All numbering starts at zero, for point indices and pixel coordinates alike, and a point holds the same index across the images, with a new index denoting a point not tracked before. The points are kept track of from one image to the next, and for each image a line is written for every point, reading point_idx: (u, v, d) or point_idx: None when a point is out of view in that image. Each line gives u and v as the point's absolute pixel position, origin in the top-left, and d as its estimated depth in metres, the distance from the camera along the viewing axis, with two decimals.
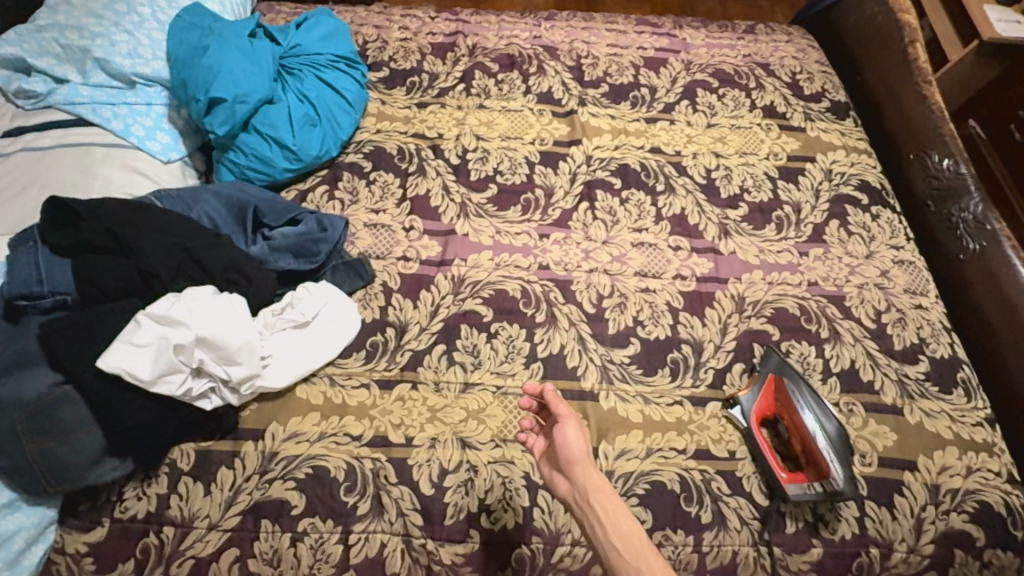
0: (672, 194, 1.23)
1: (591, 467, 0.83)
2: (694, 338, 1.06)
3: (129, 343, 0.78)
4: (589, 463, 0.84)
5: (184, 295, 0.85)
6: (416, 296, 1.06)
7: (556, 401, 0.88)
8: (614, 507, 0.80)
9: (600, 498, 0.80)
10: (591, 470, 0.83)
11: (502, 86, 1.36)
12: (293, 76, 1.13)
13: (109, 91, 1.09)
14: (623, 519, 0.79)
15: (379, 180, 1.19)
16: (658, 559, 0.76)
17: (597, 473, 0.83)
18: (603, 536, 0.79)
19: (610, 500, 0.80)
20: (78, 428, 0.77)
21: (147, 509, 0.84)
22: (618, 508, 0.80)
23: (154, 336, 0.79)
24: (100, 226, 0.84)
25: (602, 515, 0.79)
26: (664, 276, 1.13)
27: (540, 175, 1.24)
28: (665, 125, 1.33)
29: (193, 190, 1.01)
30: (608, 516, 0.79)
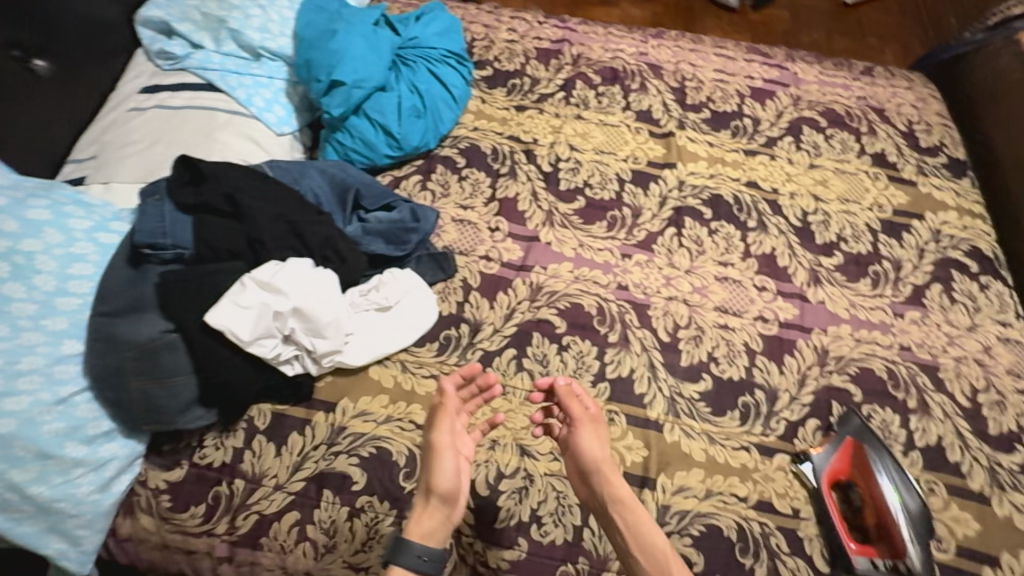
0: (763, 232, 1.19)
1: (610, 473, 0.85)
2: (769, 385, 1.02)
3: (235, 303, 0.83)
4: (610, 469, 0.86)
5: (286, 266, 0.89)
6: (493, 296, 1.07)
7: (567, 400, 0.92)
8: (636, 516, 0.84)
9: (621, 509, 0.84)
10: (612, 477, 0.85)
11: (602, 98, 1.35)
12: (407, 67, 1.16)
13: (238, 61, 1.16)
14: (650, 530, 0.83)
15: (470, 177, 1.21)
16: (676, 563, 0.82)
17: (618, 478, 0.86)
18: (623, 542, 0.83)
19: (629, 512, 0.83)
20: (177, 374, 0.82)
21: (223, 459, 0.89)
22: (638, 518, 0.83)
23: (257, 300, 0.84)
24: (221, 191, 0.90)
25: (622, 525, 0.83)
26: (746, 315, 1.09)
27: (629, 193, 1.22)
28: (765, 160, 1.29)
29: (301, 164, 1.05)
30: (628, 524, 0.83)
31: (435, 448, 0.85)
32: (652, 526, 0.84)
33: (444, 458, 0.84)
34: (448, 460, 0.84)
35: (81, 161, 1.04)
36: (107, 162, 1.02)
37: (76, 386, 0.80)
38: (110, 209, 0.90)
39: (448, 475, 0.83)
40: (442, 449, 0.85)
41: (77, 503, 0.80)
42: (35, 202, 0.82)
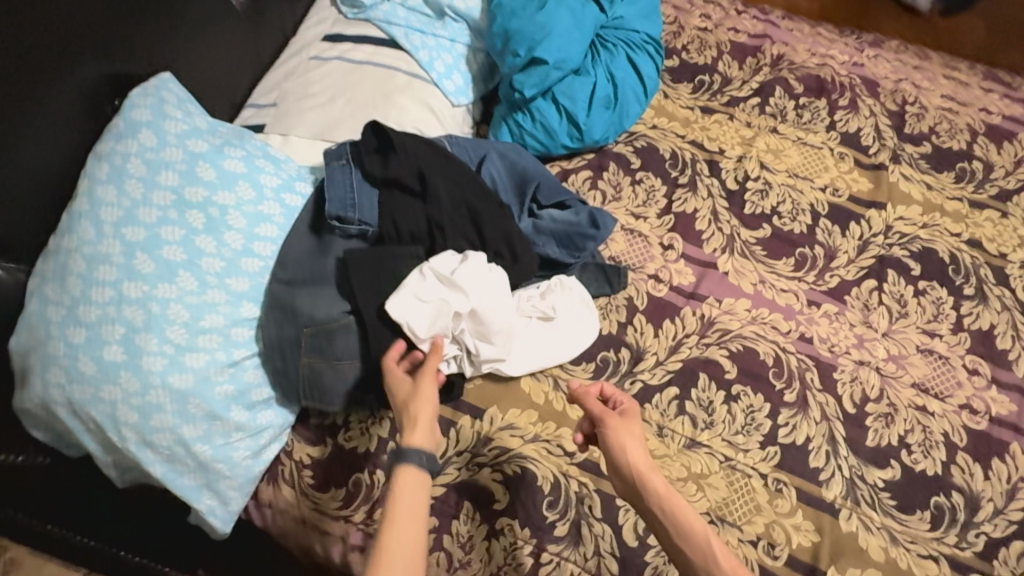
0: (982, 304, 1.01)
1: (643, 468, 0.74)
2: (969, 489, 0.88)
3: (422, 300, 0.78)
4: (643, 466, 0.74)
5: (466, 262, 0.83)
6: (659, 323, 0.97)
7: (585, 398, 0.81)
8: (677, 507, 0.71)
9: (660, 503, 0.72)
10: (647, 471, 0.74)
11: (802, 112, 1.18)
12: (607, 50, 1.04)
13: (422, 19, 1.09)
14: (691, 520, 0.70)
15: (645, 182, 1.09)
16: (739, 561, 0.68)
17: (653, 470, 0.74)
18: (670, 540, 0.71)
19: (676, 504, 0.71)
20: (346, 357, 0.79)
21: (367, 446, 0.85)
22: (686, 509, 0.71)
23: (440, 300, 0.79)
24: (411, 167, 0.84)
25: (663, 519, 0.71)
26: (950, 399, 0.94)
27: (823, 230, 1.06)
28: (994, 216, 1.09)
29: (480, 144, 0.97)
30: (671, 517, 0.71)
31: (427, 370, 0.74)
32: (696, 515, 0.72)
33: (429, 380, 0.73)
34: (428, 377, 0.73)
35: (261, 107, 1.00)
36: (287, 112, 0.98)
37: (248, 350, 0.78)
38: (295, 166, 0.85)
39: (427, 391, 0.72)
40: (427, 371, 0.74)
41: (232, 465, 0.79)
42: (232, 152, 0.80)
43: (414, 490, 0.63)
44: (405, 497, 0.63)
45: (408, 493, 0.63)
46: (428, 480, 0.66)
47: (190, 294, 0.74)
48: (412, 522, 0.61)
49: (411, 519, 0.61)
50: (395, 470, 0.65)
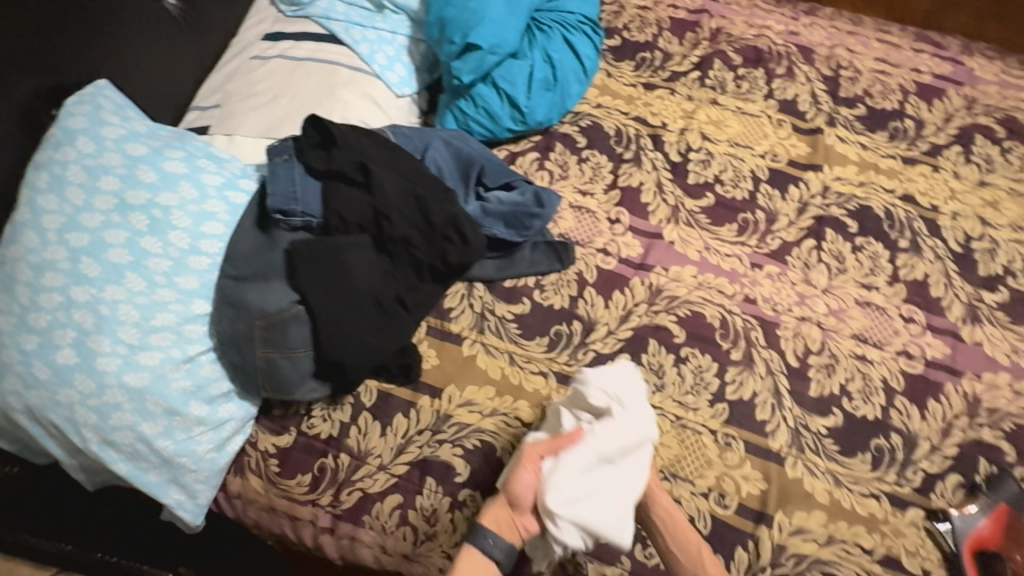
0: (916, 255, 1.06)
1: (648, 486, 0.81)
2: (907, 429, 0.93)
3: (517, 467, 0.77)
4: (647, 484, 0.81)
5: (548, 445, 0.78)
6: (609, 295, 1.00)
7: None
8: (675, 519, 0.79)
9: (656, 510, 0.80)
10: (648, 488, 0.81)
11: (741, 82, 1.21)
12: (543, 33, 1.06)
13: (361, 12, 1.10)
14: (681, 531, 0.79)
15: (591, 160, 1.12)
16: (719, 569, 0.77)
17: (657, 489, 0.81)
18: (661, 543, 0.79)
19: (673, 516, 0.79)
20: (299, 347, 0.81)
21: (330, 432, 0.88)
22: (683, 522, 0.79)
23: (560, 487, 0.75)
24: (353, 158, 0.86)
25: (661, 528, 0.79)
26: (888, 347, 0.98)
27: (764, 195, 1.10)
28: (926, 171, 1.13)
29: (424, 133, 0.99)
30: (664, 526, 0.79)
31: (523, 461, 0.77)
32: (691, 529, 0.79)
33: (534, 473, 0.76)
34: (529, 474, 0.76)
35: (205, 109, 1.01)
36: (231, 113, 0.99)
37: (202, 346, 0.80)
38: (239, 164, 0.87)
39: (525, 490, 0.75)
40: (528, 458, 0.77)
41: (197, 459, 0.81)
42: (172, 153, 0.81)
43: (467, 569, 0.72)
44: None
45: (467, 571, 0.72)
46: (492, 567, 0.74)
47: (138, 294, 0.76)
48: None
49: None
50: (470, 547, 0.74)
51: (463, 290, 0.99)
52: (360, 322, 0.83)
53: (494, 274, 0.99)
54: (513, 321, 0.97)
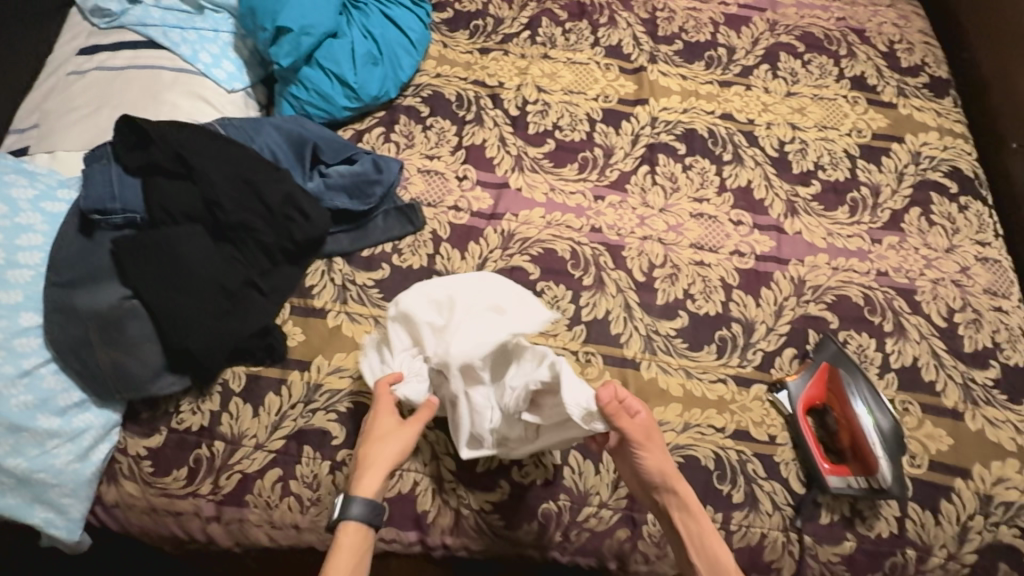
0: (739, 165, 1.16)
1: (676, 487, 0.82)
2: (745, 318, 1.02)
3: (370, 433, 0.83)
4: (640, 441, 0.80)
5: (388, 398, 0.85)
6: (464, 247, 1.05)
7: (615, 416, 0.77)
8: (695, 524, 0.82)
9: (686, 517, 0.82)
10: (672, 480, 0.82)
11: (569, 36, 1.29)
12: (359, 11, 1.13)
13: (179, 15, 1.11)
14: (713, 542, 0.81)
15: (435, 126, 1.16)
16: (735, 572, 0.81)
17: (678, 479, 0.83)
18: (681, 546, 0.82)
19: (694, 521, 0.82)
20: (143, 342, 0.83)
21: (201, 423, 0.89)
22: (703, 527, 0.82)
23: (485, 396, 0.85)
24: (171, 151, 0.88)
25: (687, 536, 0.82)
26: (722, 250, 1.08)
27: (600, 133, 1.18)
28: (741, 90, 1.24)
29: (255, 121, 1.01)
30: (694, 532, 0.82)
31: (368, 436, 0.83)
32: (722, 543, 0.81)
33: (381, 441, 0.82)
34: (376, 433, 0.83)
35: (24, 131, 1.00)
36: (52, 130, 0.98)
37: (40, 358, 0.82)
38: (56, 178, 0.89)
39: (379, 451, 0.82)
40: (383, 425, 0.84)
41: (57, 472, 0.81)
42: None
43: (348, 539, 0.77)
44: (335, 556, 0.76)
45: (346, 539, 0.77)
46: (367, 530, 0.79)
47: None
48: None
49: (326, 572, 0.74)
50: (340, 524, 0.78)
51: (322, 266, 1.01)
52: (203, 307, 0.85)
53: (350, 246, 1.02)
54: (374, 287, 1.01)
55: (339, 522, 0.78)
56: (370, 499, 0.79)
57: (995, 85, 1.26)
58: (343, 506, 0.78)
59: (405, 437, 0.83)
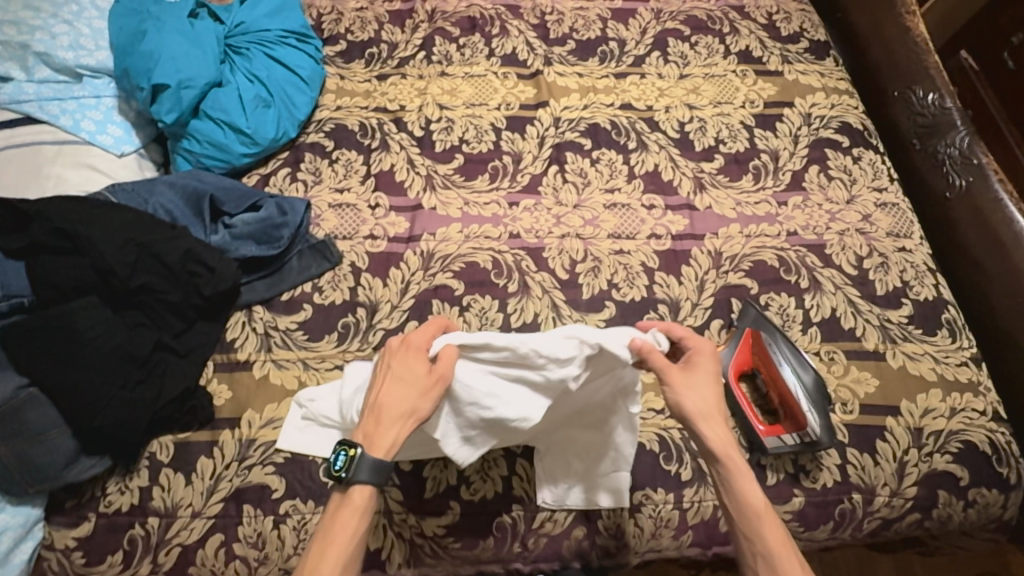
0: (644, 151, 1.19)
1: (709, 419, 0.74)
2: (670, 298, 1.04)
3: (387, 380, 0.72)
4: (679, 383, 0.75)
5: (419, 336, 0.76)
6: (385, 274, 1.04)
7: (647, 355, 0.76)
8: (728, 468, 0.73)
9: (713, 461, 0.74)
10: (703, 421, 0.74)
11: (464, 50, 1.30)
12: (241, 56, 1.14)
13: (56, 86, 1.06)
14: (744, 484, 0.72)
15: (342, 159, 1.15)
16: (774, 525, 0.70)
17: (713, 421, 0.74)
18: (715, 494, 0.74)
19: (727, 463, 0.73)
20: (49, 429, 0.80)
21: (130, 502, 0.85)
22: (737, 471, 0.73)
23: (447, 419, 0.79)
24: (52, 227, 0.85)
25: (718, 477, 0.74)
26: (639, 236, 1.10)
27: (507, 141, 1.19)
28: (636, 80, 1.28)
29: (148, 183, 1.00)
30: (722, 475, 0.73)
31: (377, 378, 0.73)
32: (752, 481, 0.73)
33: (395, 383, 0.71)
34: (390, 382, 0.71)
35: None
36: None
37: None
38: None
39: (391, 400, 0.71)
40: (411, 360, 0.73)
41: None
42: None
43: (347, 523, 0.68)
44: (334, 514, 0.69)
45: (346, 524, 0.68)
46: (365, 510, 0.69)
47: None
48: (329, 550, 0.66)
49: (325, 541, 0.67)
50: (346, 483, 0.68)
51: (242, 318, 0.98)
52: (110, 381, 0.83)
53: (267, 292, 1.00)
54: (298, 329, 0.99)
55: (346, 482, 0.68)
56: (375, 459, 0.68)
57: (870, 40, 1.34)
58: (350, 463, 0.68)
59: (413, 388, 0.71)
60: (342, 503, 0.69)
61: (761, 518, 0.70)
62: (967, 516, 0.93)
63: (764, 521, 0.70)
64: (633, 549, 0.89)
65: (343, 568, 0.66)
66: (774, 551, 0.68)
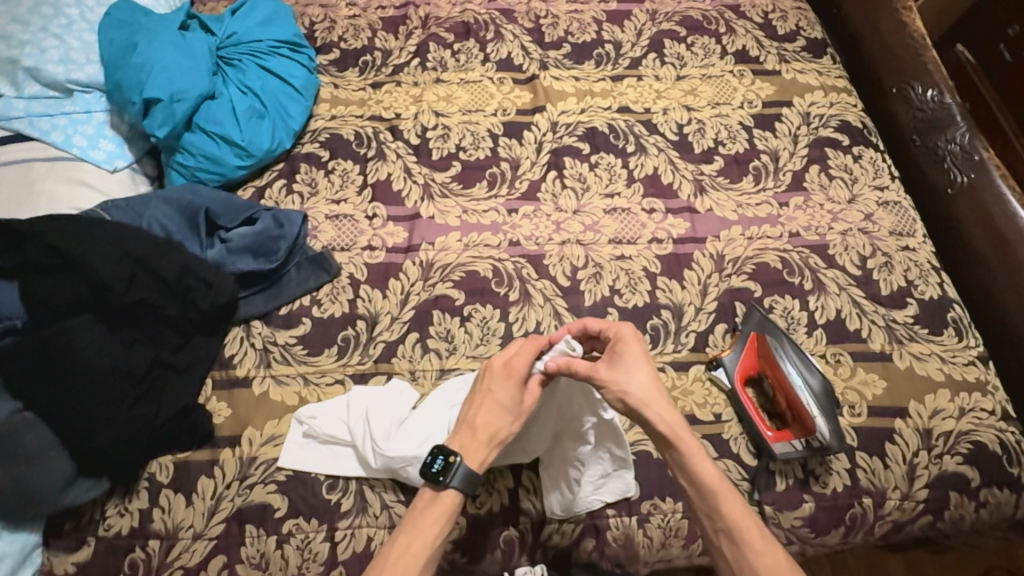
0: (643, 154, 1.18)
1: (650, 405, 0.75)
2: (674, 303, 1.03)
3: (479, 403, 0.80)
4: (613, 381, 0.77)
5: (523, 360, 0.81)
6: (385, 285, 1.03)
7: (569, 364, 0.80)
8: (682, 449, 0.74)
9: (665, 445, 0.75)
10: (649, 408, 0.75)
11: (458, 56, 1.29)
12: (233, 68, 1.13)
13: (46, 101, 1.05)
14: (699, 463, 0.73)
15: (338, 169, 1.13)
16: (733, 499, 0.72)
17: (658, 405, 0.75)
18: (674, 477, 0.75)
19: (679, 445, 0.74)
20: (45, 452, 0.79)
21: (131, 524, 0.84)
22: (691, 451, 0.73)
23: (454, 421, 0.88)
24: (43, 244, 0.84)
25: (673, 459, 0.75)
26: (640, 240, 1.09)
27: (504, 147, 1.18)
28: (633, 82, 1.27)
29: (141, 198, 0.99)
30: (678, 456, 0.74)
31: (477, 398, 0.80)
32: (707, 458, 0.74)
33: (489, 406, 0.79)
34: (491, 404, 0.79)
35: None
36: None
37: None
38: None
39: (485, 422, 0.78)
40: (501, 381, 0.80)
41: None
42: None
43: (429, 520, 0.72)
44: (424, 512, 0.73)
45: (430, 520, 0.72)
46: (450, 512, 0.74)
47: None
48: (413, 541, 0.70)
49: (413, 535, 0.71)
50: (439, 487, 0.74)
51: (240, 333, 0.97)
52: (107, 400, 0.81)
53: (264, 306, 0.99)
54: (297, 343, 0.97)
55: (441, 485, 0.74)
56: (470, 469, 0.74)
57: (866, 37, 1.33)
58: (446, 468, 0.74)
59: (508, 413, 0.79)
60: (432, 503, 0.74)
61: (719, 495, 0.72)
62: (978, 517, 0.91)
63: (722, 498, 0.72)
64: (643, 559, 0.88)
65: (423, 564, 0.69)
66: (736, 526, 0.71)
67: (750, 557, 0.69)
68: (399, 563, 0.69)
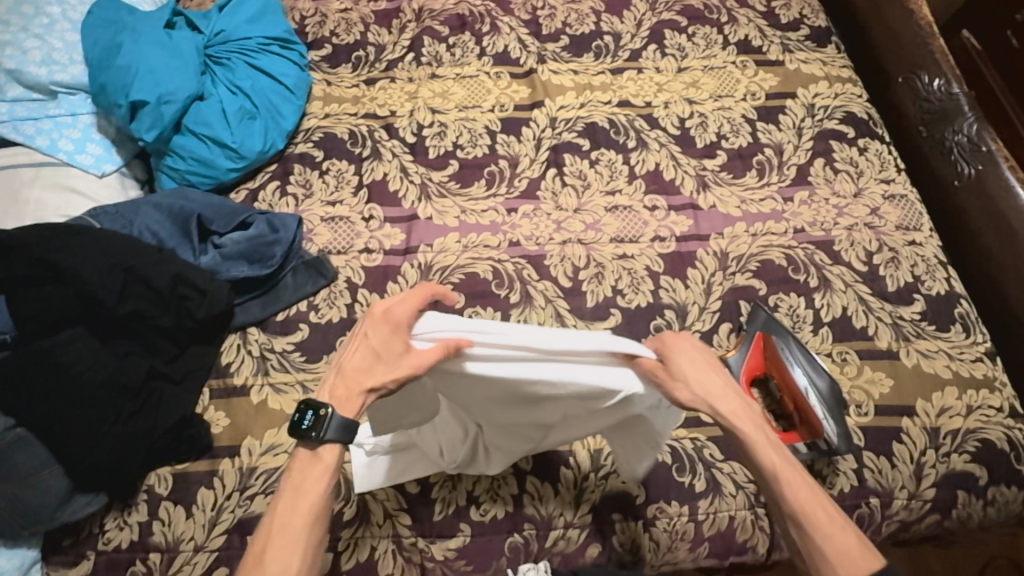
0: (644, 150, 1.15)
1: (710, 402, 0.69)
2: (677, 302, 1.01)
3: (351, 348, 0.67)
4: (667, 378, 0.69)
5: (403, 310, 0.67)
6: (383, 289, 1.01)
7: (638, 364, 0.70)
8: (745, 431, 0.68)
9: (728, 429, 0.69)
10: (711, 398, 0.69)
11: (454, 50, 1.25)
12: (223, 67, 1.10)
13: (29, 104, 1.02)
14: (763, 449, 0.67)
15: (332, 169, 1.11)
16: (804, 485, 0.65)
17: (722, 395, 0.69)
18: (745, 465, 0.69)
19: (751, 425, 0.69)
20: (41, 469, 0.78)
21: (130, 538, 0.83)
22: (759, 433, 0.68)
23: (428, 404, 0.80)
24: (32, 256, 0.82)
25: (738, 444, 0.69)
26: (642, 239, 1.07)
27: (502, 144, 1.15)
28: (633, 75, 1.24)
29: (132, 204, 0.97)
30: (740, 443, 0.68)
31: (353, 340, 0.67)
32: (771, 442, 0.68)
33: (365, 351, 0.66)
34: (366, 346, 0.66)
35: None
36: None
37: None
38: None
39: (358, 365, 0.66)
40: (380, 321, 0.67)
41: None
42: None
43: (309, 480, 0.64)
44: (303, 471, 0.64)
45: (309, 478, 0.64)
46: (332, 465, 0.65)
47: None
48: (297, 502, 0.62)
49: (294, 497, 0.62)
50: (314, 443, 0.64)
51: (237, 340, 0.95)
52: (102, 415, 0.80)
53: (261, 313, 0.97)
54: (295, 350, 0.95)
55: (316, 440, 0.63)
56: (345, 419, 0.64)
57: (872, 25, 1.30)
58: (318, 422, 0.63)
59: (386, 359, 0.66)
60: (309, 460, 0.65)
61: (783, 478, 0.66)
62: (986, 515, 0.91)
63: (784, 482, 0.66)
64: (649, 563, 0.87)
65: (311, 523, 0.62)
66: (801, 510, 0.64)
67: (818, 540, 0.62)
68: (285, 528, 0.61)
